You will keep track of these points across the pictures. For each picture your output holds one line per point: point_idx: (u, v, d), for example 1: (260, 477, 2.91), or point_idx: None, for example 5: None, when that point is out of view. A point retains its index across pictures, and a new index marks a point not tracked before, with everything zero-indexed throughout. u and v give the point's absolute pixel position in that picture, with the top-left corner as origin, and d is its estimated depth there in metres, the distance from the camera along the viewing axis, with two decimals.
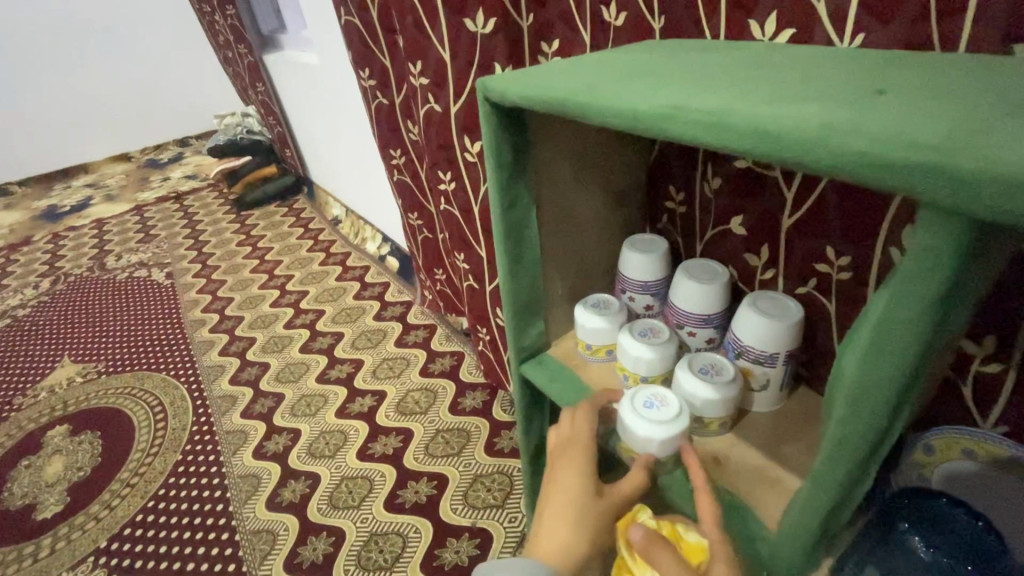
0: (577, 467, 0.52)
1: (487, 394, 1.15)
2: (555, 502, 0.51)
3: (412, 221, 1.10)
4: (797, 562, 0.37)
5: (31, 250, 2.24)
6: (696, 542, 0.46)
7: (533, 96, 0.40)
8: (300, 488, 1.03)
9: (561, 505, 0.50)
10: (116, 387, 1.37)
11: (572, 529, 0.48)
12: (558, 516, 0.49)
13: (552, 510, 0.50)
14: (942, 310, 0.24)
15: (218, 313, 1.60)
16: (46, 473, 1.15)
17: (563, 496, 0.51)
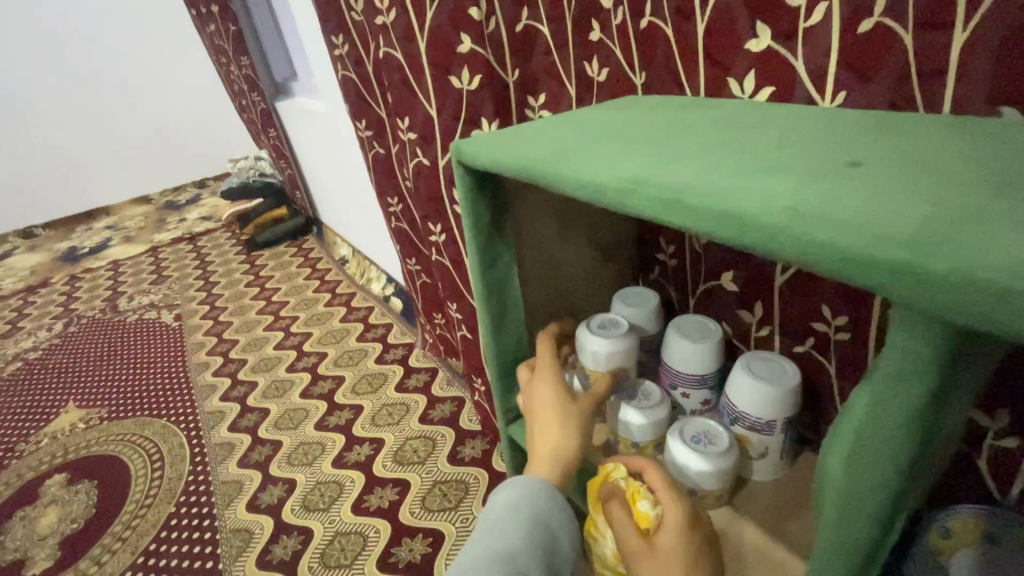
0: (550, 381, 0.51)
1: (487, 442, 1.12)
2: (540, 417, 0.50)
3: (410, 266, 1.10)
4: None
5: (49, 292, 2.30)
6: (646, 511, 0.44)
7: (502, 162, 0.39)
8: (292, 544, 0.99)
9: (546, 417, 0.50)
10: (117, 433, 1.36)
11: (562, 436, 0.48)
12: (544, 426, 0.49)
13: (539, 422, 0.50)
14: (930, 417, 0.21)
15: (223, 355, 1.60)
16: (40, 525, 1.13)
17: (545, 410, 0.50)
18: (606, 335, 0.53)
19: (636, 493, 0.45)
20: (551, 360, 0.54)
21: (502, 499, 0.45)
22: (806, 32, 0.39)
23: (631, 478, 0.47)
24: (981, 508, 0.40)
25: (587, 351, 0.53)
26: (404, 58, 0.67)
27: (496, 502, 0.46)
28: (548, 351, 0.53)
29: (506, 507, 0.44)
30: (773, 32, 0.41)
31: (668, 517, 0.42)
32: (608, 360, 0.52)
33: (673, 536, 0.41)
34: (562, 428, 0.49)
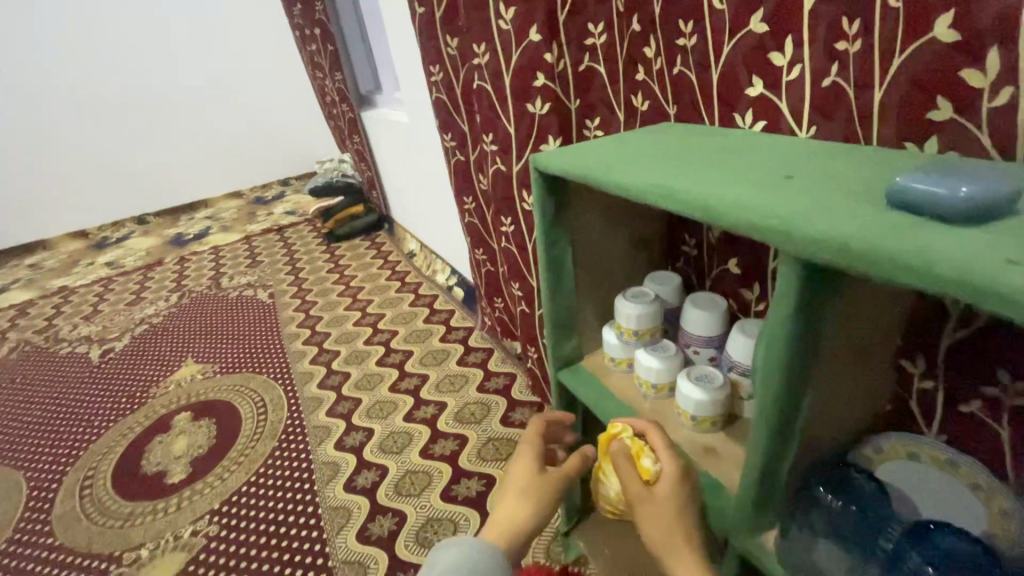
0: (527, 458, 0.68)
1: (535, 409, 1.32)
2: (510, 487, 0.66)
3: (478, 256, 1.31)
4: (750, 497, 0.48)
5: (163, 270, 2.69)
6: (649, 467, 0.58)
7: (564, 170, 0.58)
8: (371, 476, 1.21)
9: (513, 487, 0.66)
10: (228, 383, 1.65)
11: (517, 503, 0.64)
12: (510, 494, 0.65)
13: (509, 495, 0.65)
14: (804, 316, 0.38)
15: (311, 329, 1.89)
16: (174, 448, 1.41)
17: (517, 481, 0.66)
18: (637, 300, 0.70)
19: (641, 452, 0.59)
20: (535, 438, 0.71)
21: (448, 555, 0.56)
22: (788, 84, 0.55)
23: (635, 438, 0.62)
24: (923, 436, 0.53)
25: (622, 314, 0.70)
26: (492, 88, 0.86)
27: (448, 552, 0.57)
28: (534, 432, 0.71)
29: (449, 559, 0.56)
30: (764, 83, 0.57)
31: (666, 470, 0.56)
32: (637, 320, 0.69)
33: (667, 482, 0.55)
34: (521, 494, 0.64)
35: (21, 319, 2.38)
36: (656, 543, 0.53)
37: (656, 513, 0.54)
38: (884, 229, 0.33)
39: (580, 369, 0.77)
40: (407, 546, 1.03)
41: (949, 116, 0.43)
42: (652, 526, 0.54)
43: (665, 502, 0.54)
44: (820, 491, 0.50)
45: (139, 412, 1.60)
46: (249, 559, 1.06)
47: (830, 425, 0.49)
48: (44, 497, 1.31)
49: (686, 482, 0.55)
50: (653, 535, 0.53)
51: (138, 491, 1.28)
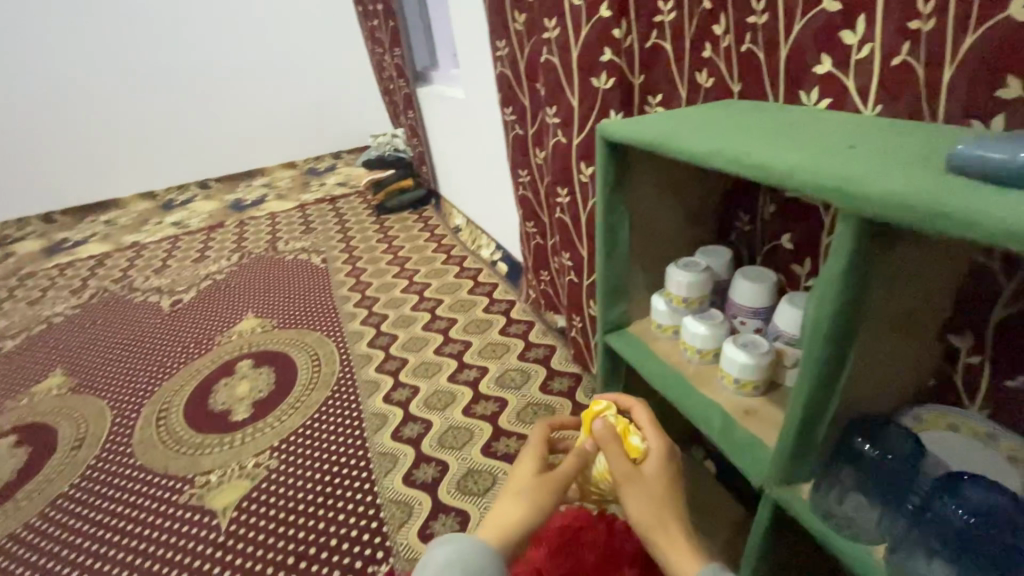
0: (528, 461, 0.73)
1: (573, 379, 1.37)
2: (509, 489, 0.70)
3: (529, 228, 1.36)
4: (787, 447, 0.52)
5: (224, 232, 2.86)
6: (637, 445, 0.70)
7: (630, 137, 0.62)
8: (416, 428, 1.28)
9: (513, 488, 0.70)
10: (286, 337, 1.77)
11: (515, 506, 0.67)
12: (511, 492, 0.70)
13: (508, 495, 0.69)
14: (855, 273, 0.42)
15: (361, 294, 2.00)
16: (237, 390, 1.54)
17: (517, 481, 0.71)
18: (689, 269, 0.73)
19: (628, 433, 0.72)
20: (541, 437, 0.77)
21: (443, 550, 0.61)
22: (857, 61, 0.56)
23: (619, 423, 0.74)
24: (963, 410, 0.55)
25: (673, 281, 0.74)
26: (560, 62, 0.90)
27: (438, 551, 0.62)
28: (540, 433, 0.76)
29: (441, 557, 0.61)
30: (833, 60, 0.58)
31: (653, 450, 0.69)
32: (687, 287, 0.73)
33: (655, 468, 0.67)
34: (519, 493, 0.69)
35: (100, 270, 2.58)
36: (648, 523, 0.63)
37: (643, 490, 0.65)
38: (940, 189, 0.36)
39: (626, 334, 0.81)
40: (449, 491, 1.10)
41: (1019, 94, 0.45)
42: (644, 509, 0.64)
43: (652, 480, 0.66)
44: (858, 441, 0.52)
45: (206, 356, 1.73)
46: (305, 490, 1.15)
47: (873, 389, 0.51)
48: (126, 424, 1.46)
49: (667, 465, 0.68)
50: (646, 518, 0.63)
51: (207, 425, 1.41)
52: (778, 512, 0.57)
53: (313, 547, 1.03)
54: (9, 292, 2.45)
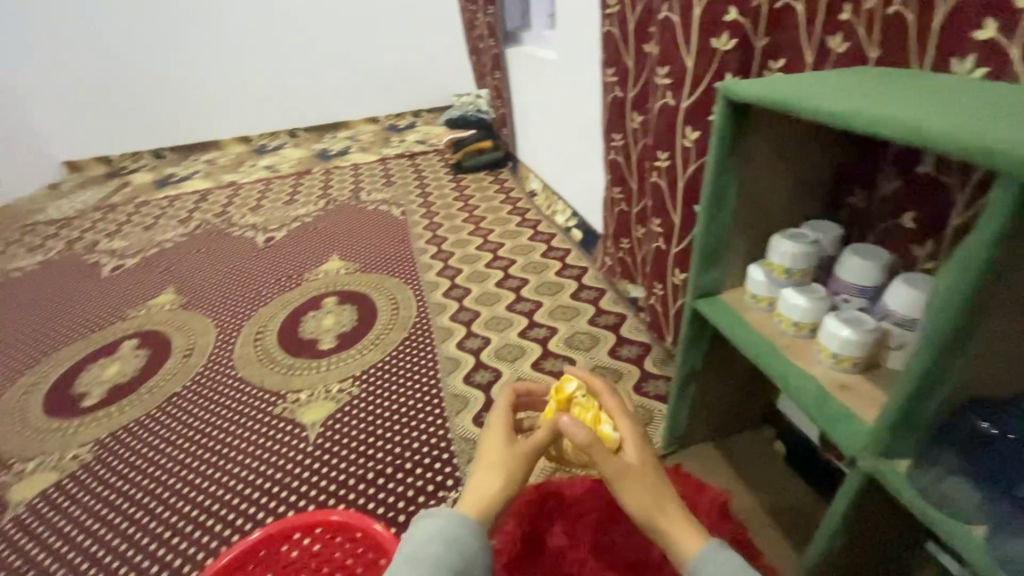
0: (498, 441, 0.73)
1: (642, 348, 1.38)
2: (485, 467, 0.70)
3: (614, 194, 1.36)
4: (890, 420, 0.52)
5: (311, 179, 3.01)
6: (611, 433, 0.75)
7: (758, 96, 0.61)
8: (486, 376, 1.35)
9: (490, 467, 0.69)
10: (367, 280, 1.89)
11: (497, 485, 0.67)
12: (487, 472, 0.69)
13: (483, 475, 0.69)
14: (1003, 244, 0.40)
15: (437, 247, 2.07)
16: (324, 322, 1.66)
17: (492, 461, 0.70)
18: (795, 240, 0.73)
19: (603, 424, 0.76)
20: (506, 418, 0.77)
21: (437, 525, 0.61)
22: None
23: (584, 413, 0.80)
24: None
25: (776, 251, 0.74)
26: (678, 22, 0.88)
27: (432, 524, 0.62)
28: (503, 412, 0.77)
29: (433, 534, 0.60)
30: (998, 25, 0.55)
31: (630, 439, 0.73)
32: (791, 258, 0.72)
33: (635, 453, 0.71)
34: (500, 473, 0.68)
35: (203, 204, 2.81)
36: (646, 506, 0.66)
37: (633, 477, 0.68)
38: None
39: (716, 301, 0.81)
40: None
41: None
42: (640, 492, 0.66)
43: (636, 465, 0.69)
44: (979, 423, 0.51)
45: (296, 290, 1.87)
46: (384, 417, 1.25)
47: (995, 373, 0.50)
48: (228, 341, 1.62)
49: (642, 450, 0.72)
50: (641, 499, 0.66)
51: (297, 350, 1.54)
52: (870, 480, 0.58)
53: (391, 468, 1.12)
54: (128, 216, 2.72)
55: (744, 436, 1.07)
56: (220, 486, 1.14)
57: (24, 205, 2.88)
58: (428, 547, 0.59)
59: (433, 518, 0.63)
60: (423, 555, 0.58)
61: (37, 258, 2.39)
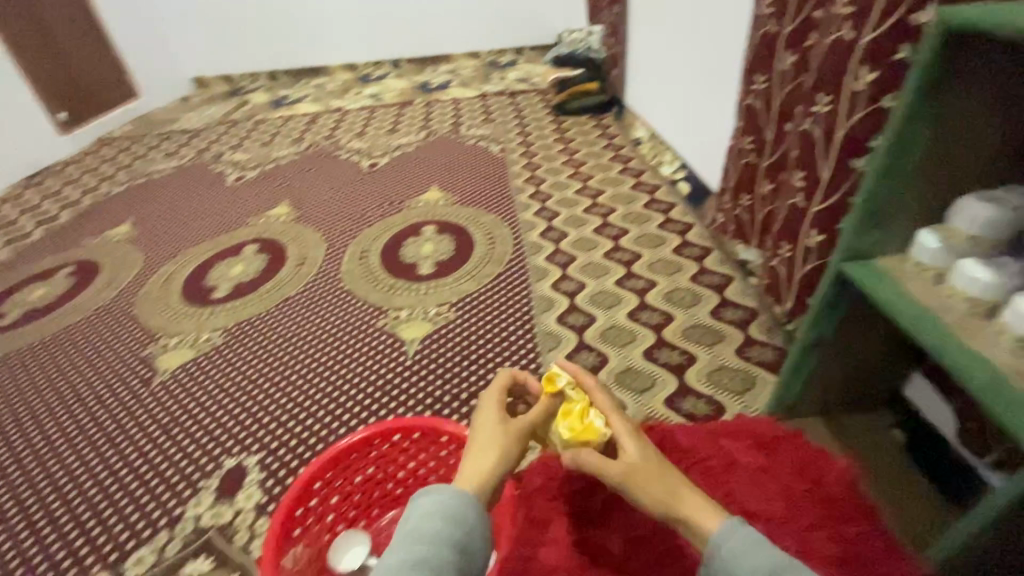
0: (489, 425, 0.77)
1: (747, 313, 1.30)
2: (477, 449, 0.73)
3: (744, 144, 1.25)
4: None
5: (412, 111, 3.03)
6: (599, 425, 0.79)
7: (993, 21, 0.51)
8: (580, 319, 1.34)
9: (483, 448, 0.73)
10: (464, 213, 1.90)
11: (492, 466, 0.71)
12: (481, 453, 0.73)
13: (476, 455, 0.73)
14: None
15: (535, 188, 2.04)
16: (423, 249, 1.71)
17: (485, 443, 0.74)
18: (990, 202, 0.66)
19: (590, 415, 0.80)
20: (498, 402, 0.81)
21: (435, 502, 0.64)
22: None
23: (573, 405, 0.84)
24: None
25: (962, 212, 0.68)
26: None
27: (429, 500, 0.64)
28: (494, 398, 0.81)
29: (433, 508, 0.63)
30: None
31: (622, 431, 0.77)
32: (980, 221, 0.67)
33: (632, 446, 0.74)
34: (495, 455, 0.72)
35: (312, 127, 2.93)
36: (652, 492, 0.69)
37: (632, 468, 0.72)
38: None
39: (870, 267, 0.73)
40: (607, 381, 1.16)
41: None
42: (651, 484, 0.70)
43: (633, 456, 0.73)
44: None
45: (398, 216, 1.93)
46: (478, 344, 1.28)
47: None
48: (336, 257, 1.71)
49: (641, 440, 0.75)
50: (649, 491, 0.70)
51: (399, 272, 1.60)
52: None
53: (483, 392, 1.17)
54: (248, 133, 2.90)
55: (858, 417, 0.99)
56: (328, 382, 1.22)
57: (162, 114, 3.14)
58: (426, 524, 0.61)
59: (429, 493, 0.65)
60: (424, 529, 0.60)
61: (172, 163, 2.62)
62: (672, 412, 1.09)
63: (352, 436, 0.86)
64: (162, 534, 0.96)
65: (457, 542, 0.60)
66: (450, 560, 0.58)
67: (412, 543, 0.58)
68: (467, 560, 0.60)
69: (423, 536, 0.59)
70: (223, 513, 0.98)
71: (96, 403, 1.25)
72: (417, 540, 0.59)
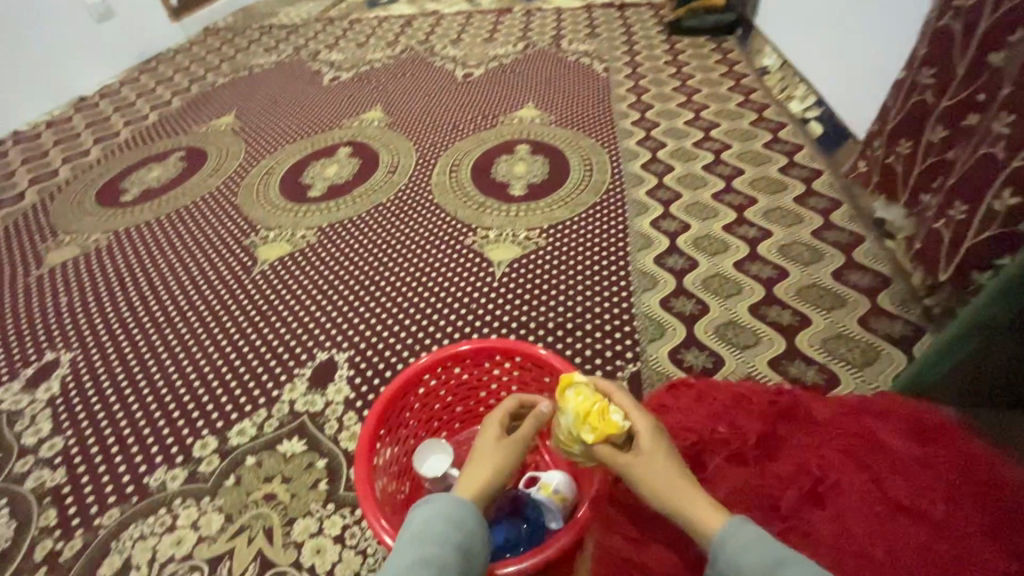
0: (489, 434, 0.74)
1: (877, 280, 1.15)
2: (476, 459, 0.71)
3: (921, 78, 1.04)
4: None
5: (511, 19, 2.80)
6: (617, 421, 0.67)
7: None
8: (681, 262, 1.24)
9: (481, 459, 0.71)
10: (561, 136, 1.77)
11: (490, 475, 0.69)
12: (478, 463, 0.70)
13: (473, 466, 0.70)
14: None
15: (640, 114, 1.85)
16: (516, 169, 1.63)
17: (482, 454, 0.71)
18: None
19: (607, 409, 0.68)
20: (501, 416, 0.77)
21: (436, 507, 0.62)
22: None
23: (590, 404, 0.69)
24: None
25: None
26: None
27: (427, 506, 0.62)
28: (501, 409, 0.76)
29: (434, 512, 0.61)
30: None
31: (641, 427, 0.67)
32: None
33: (649, 441, 0.65)
34: (491, 465, 0.70)
35: (407, 30, 2.80)
36: (666, 495, 0.61)
37: (646, 469, 0.63)
38: None
39: None
40: (706, 333, 1.08)
41: None
42: (665, 483, 0.62)
43: (651, 454, 0.64)
44: None
45: (491, 131, 1.84)
46: (568, 275, 1.23)
47: None
48: (427, 168, 1.67)
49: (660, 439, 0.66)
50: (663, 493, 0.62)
51: (490, 191, 1.54)
52: None
53: (570, 324, 1.13)
54: (343, 32, 2.81)
55: None
56: (414, 293, 1.23)
57: (262, 7, 3.08)
58: (431, 525, 0.59)
59: (428, 503, 0.63)
60: (429, 528, 0.59)
61: (272, 58, 2.62)
62: (776, 375, 1.00)
63: (449, 350, 0.86)
64: (260, 411, 1.02)
65: (462, 545, 0.58)
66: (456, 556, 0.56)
67: (416, 542, 0.57)
68: (472, 564, 0.58)
69: (427, 535, 0.58)
70: (315, 402, 1.03)
71: (204, 282, 1.32)
72: (420, 540, 0.57)
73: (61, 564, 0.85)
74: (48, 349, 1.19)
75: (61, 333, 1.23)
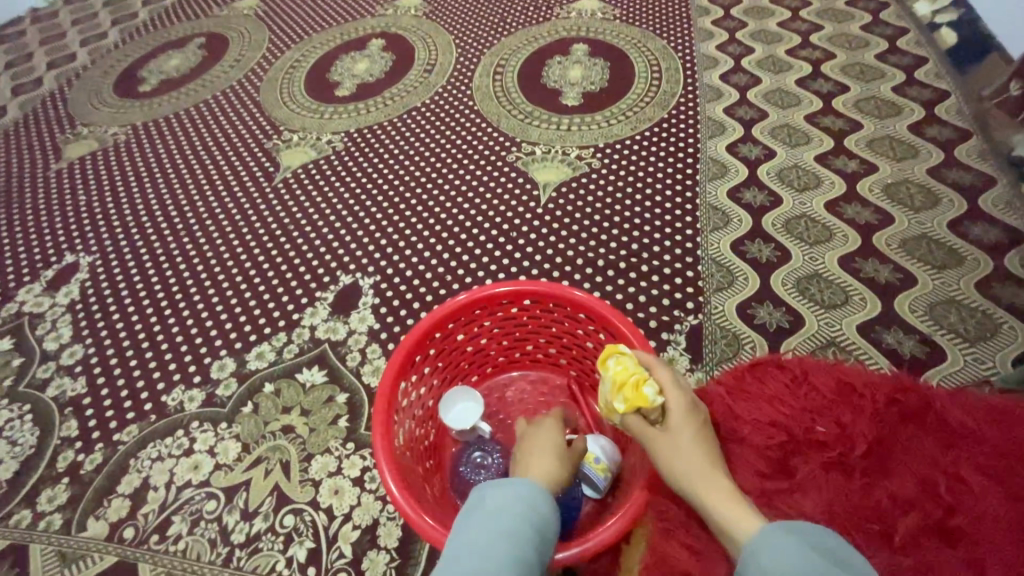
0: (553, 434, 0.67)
1: (1005, 235, 0.94)
2: (533, 449, 0.64)
3: None
4: None
5: None
6: (652, 397, 0.56)
7: None
8: (761, 199, 1.05)
9: (540, 449, 0.64)
10: (626, 35, 1.49)
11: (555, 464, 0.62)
12: (538, 452, 0.63)
13: (535, 455, 0.63)
14: None
15: (724, 11, 1.50)
16: (570, 73, 1.40)
17: (543, 446, 0.64)
18: None
19: (642, 381, 0.57)
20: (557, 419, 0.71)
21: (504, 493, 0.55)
22: None
23: (629, 373, 0.57)
24: None
25: None
26: None
27: (495, 493, 0.55)
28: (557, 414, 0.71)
29: (506, 498, 0.54)
30: None
31: (674, 404, 0.57)
32: None
33: (677, 419, 0.56)
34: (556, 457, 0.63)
35: None
36: (687, 481, 0.53)
37: (671, 450, 0.55)
38: None
39: None
40: (784, 286, 0.92)
41: None
42: (689, 470, 0.53)
43: (677, 435, 0.56)
44: None
45: (543, 26, 1.57)
46: (624, 206, 1.06)
47: None
48: (467, 69, 1.46)
49: (696, 420, 0.57)
50: (683, 478, 0.53)
51: (539, 99, 1.33)
52: None
53: (623, 264, 0.98)
54: None
55: None
56: (448, 215, 1.09)
57: None
58: (505, 511, 0.53)
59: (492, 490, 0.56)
60: (503, 515, 0.53)
61: None
62: (865, 342, 0.85)
63: (488, 290, 0.74)
64: (280, 335, 0.95)
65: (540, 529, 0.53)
66: (536, 546, 0.51)
67: (496, 533, 0.51)
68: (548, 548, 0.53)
69: (503, 525, 0.52)
70: (338, 330, 0.95)
71: (225, 188, 1.22)
72: (497, 529, 0.51)
73: (84, 477, 0.84)
74: (68, 252, 1.14)
75: (81, 234, 1.17)
